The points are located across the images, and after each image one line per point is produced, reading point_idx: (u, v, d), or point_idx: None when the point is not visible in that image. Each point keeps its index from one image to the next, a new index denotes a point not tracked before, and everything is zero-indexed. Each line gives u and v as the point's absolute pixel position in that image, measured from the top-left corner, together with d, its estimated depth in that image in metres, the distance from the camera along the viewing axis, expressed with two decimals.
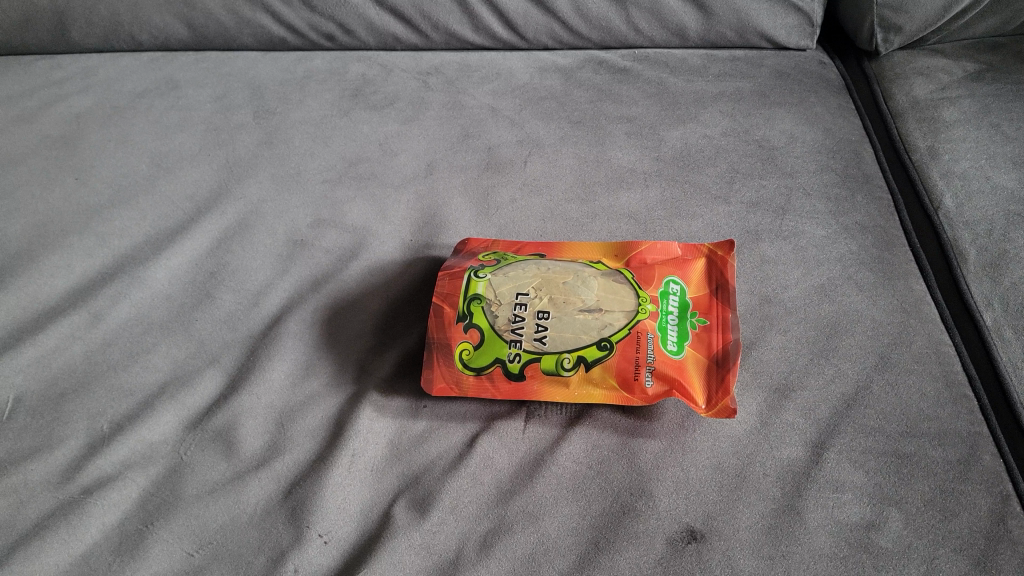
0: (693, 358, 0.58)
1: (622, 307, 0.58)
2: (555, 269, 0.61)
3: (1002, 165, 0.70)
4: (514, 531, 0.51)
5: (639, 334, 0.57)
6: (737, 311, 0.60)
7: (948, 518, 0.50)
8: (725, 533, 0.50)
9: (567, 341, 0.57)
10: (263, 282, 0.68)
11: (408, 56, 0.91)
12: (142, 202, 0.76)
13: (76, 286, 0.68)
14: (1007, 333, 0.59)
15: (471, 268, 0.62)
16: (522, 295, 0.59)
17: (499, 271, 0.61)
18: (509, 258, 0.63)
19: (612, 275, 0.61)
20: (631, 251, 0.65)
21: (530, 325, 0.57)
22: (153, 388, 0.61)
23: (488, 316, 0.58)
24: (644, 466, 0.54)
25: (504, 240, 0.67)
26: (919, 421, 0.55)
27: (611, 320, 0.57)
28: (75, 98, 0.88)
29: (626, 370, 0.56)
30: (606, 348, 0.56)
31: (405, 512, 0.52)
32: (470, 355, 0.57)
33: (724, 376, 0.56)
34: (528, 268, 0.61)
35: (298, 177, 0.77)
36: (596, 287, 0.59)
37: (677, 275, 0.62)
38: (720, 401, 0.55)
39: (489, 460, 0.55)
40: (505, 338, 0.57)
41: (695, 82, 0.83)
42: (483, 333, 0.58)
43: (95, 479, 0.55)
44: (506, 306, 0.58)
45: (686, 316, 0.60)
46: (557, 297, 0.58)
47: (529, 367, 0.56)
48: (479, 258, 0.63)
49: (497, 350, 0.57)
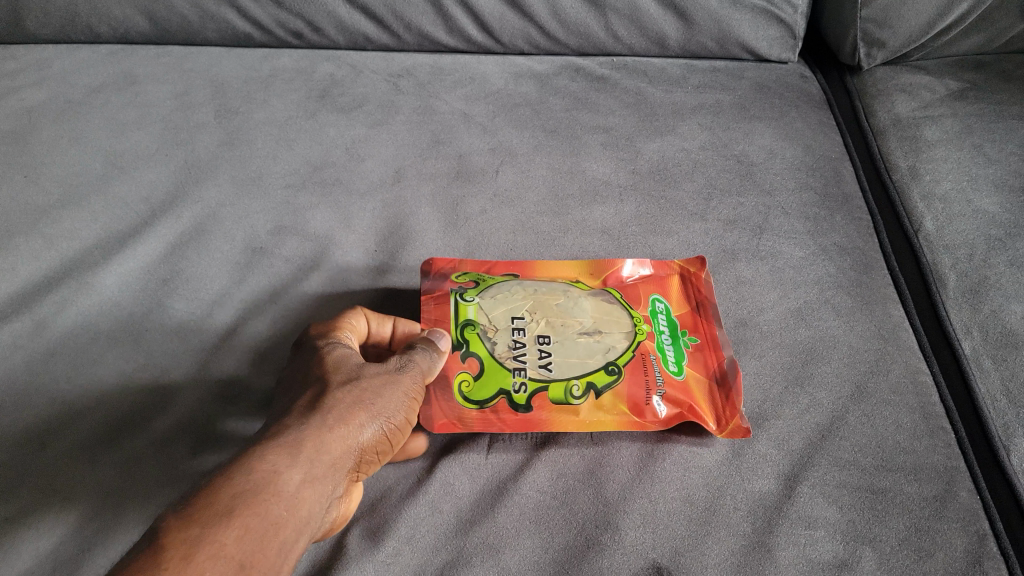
0: (693, 378, 0.58)
1: (620, 328, 0.59)
2: (543, 291, 0.61)
3: (984, 188, 0.69)
4: (473, 565, 0.48)
5: (642, 356, 0.57)
6: (724, 327, 0.60)
7: (923, 558, 0.48)
8: (693, 570, 0.48)
9: (572, 367, 0.56)
10: (219, 291, 0.65)
11: (378, 57, 0.86)
12: (94, 202, 0.72)
13: (19, 292, 0.65)
14: (986, 364, 0.58)
15: (454, 291, 0.61)
16: (517, 320, 0.59)
17: (485, 294, 0.61)
18: (487, 279, 0.62)
19: (600, 293, 0.61)
20: (609, 266, 0.64)
21: (531, 351, 0.57)
22: (95, 401, 0.58)
23: (486, 344, 0.57)
24: (611, 497, 0.52)
25: (473, 257, 0.65)
26: (895, 454, 0.53)
27: (611, 343, 0.58)
28: (28, 91, 0.81)
29: (636, 395, 0.55)
30: (614, 372, 0.56)
31: (359, 542, 0.50)
32: (470, 387, 0.56)
33: (728, 394, 0.56)
34: (514, 290, 0.61)
35: (259, 180, 0.74)
36: (589, 307, 0.60)
37: (659, 292, 0.63)
38: (731, 419, 0.55)
39: (449, 487, 0.52)
40: (508, 367, 0.56)
41: (675, 92, 0.80)
42: (482, 363, 0.57)
43: (30, 502, 0.52)
44: (503, 333, 0.58)
45: (677, 335, 0.60)
46: (554, 320, 0.59)
47: (536, 397, 0.55)
48: (456, 281, 0.62)
49: (501, 380, 0.56)
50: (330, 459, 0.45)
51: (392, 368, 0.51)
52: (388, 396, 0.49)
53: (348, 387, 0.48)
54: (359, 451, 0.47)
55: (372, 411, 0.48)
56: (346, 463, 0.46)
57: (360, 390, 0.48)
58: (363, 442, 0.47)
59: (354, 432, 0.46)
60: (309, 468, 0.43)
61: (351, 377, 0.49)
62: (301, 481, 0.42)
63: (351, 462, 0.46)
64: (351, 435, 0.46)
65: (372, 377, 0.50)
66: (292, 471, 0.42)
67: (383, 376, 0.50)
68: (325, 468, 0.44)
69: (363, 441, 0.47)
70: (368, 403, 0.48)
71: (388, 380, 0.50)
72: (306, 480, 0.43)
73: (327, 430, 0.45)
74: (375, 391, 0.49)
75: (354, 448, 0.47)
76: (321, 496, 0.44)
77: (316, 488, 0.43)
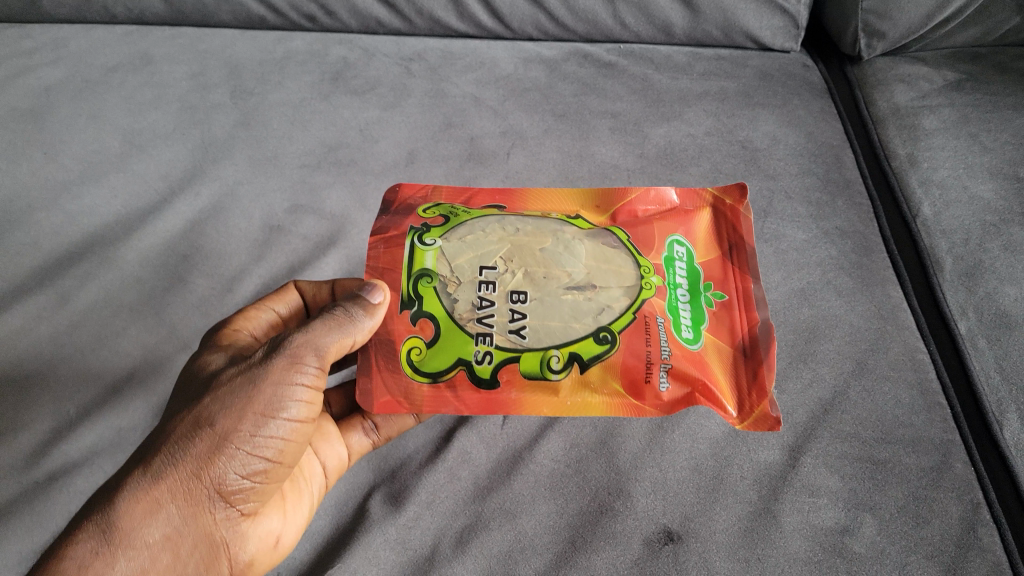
0: (712, 347, 0.53)
1: (618, 283, 0.52)
2: (527, 232, 0.54)
3: (979, 175, 0.71)
4: (490, 528, 0.52)
5: (646, 320, 0.51)
6: (757, 280, 0.56)
7: (921, 524, 0.51)
8: (702, 535, 0.51)
9: (551, 333, 0.50)
10: (239, 267, 0.68)
11: (390, 40, 0.87)
12: (113, 179, 0.73)
13: (43, 265, 0.67)
14: (981, 343, 0.60)
15: (415, 232, 0.54)
16: (488, 270, 0.52)
17: (451, 236, 0.54)
18: (460, 214, 0.56)
19: (602, 238, 0.55)
20: (618, 202, 0.60)
21: (501, 311, 0.51)
22: (122, 373, 0.61)
23: (444, 301, 0.51)
24: (622, 465, 0.55)
25: (448, 190, 0.61)
26: (894, 427, 0.56)
27: (607, 301, 0.51)
28: (45, 70, 0.83)
29: (634, 369, 0.50)
30: (606, 341, 0.50)
31: (381, 506, 0.54)
32: (421, 357, 0.51)
33: (757, 371, 0.52)
34: (490, 230, 0.54)
35: (275, 160, 0.75)
36: (584, 255, 0.53)
37: (682, 233, 0.57)
38: (758, 406, 0.51)
39: (467, 455, 0.56)
40: (469, 333, 0.50)
41: (681, 79, 0.82)
42: (438, 327, 0.51)
43: (61, 466, 0.57)
44: (467, 287, 0.51)
45: (699, 292, 0.55)
46: (535, 270, 0.52)
47: (504, 370, 0.50)
48: (422, 217, 0.56)
49: (461, 349, 0.50)
50: (163, 516, 0.42)
51: (257, 363, 0.46)
52: (241, 404, 0.44)
53: (194, 409, 0.44)
54: (209, 486, 0.43)
55: (215, 436, 0.43)
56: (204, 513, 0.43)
57: (206, 411, 0.44)
58: (212, 475, 0.43)
59: (200, 471, 0.43)
60: (150, 550, 0.41)
61: (205, 393, 0.45)
62: (124, 563, 0.40)
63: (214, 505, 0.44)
64: (212, 477, 0.43)
65: (226, 385, 0.45)
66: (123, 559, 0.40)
67: (241, 378, 0.45)
68: (158, 528, 0.41)
69: (211, 474, 0.43)
70: (212, 426, 0.43)
71: (248, 380, 0.45)
72: (131, 560, 0.40)
73: (158, 483, 0.42)
74: (223, 405, 0.44)
75: (200, 486, 0.43)
76: (159, 564, 0.41)
77: (148, 560, 0.41)
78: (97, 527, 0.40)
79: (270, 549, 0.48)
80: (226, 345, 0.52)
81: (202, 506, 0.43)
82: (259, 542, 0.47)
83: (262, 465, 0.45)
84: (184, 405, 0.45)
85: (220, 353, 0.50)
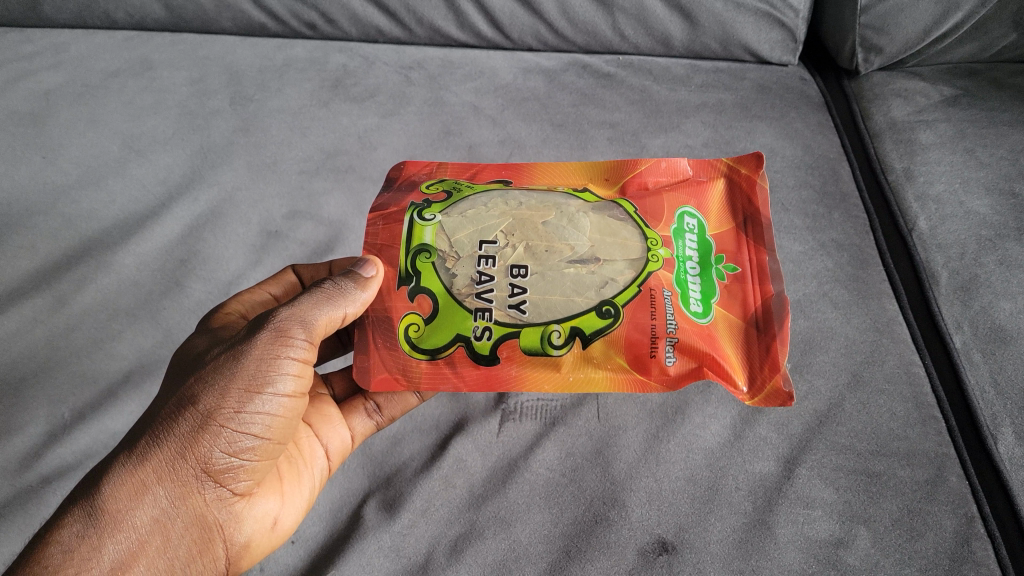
0: (721, 321, 0.50)
1: (624, 255, 0.49)
2: (529, 206, 0.51)
3: (975, 190, 0.71)
4: (485, 537, 0.52)
5: (651, 293, 0.48)
6: (773, 253, 0.52)
7: (915, 537, 0.51)
8: (697, 546, 0.51)
9: (553, 308, 0.47)
10: (236, 272, 0.68)
11: (390, 49, 0.87)
12: (111, 183, 0.73)
13: (40, 269, 0.67)
14: (976, 357, 0.60)
15: (414, 207, 0.52)
16: (488, 244, 0.49)
17: (452, 211, 0.51)
18: (463, 190, 0.53)
19: (607, 211, 0.51)
20: (628, 174, 0.56)
21: (501, 286, 0.48)
22: (117, 377, 0.62)
23: (442, 277, 0.49)
24: (618, 475, 0.55)
25: (453, 165, 0.59)
26: (889, 440, 0.56)
27: (611, 275, 0.48)
28: (45, 74, 0.83)
29: (638, 344, 0.47)
30: (610, 315, 0.47)
31: (375, 513, 0.54)
32: (420, 333, 0.48)
33: (770, 346, 0.49)
34: (492, 205, 0.51)
35: (273, 166, 0.75)
36: (588, 228, 0.50)
37: (693, 204, 0.54)
38: (769, 381, 0.48)
39: (462, 463, 0.56)
40: (468, 308, 0.48)
41: (679, 91, 0.83)
42: (436, 303, 0.48)
43: (54, 469, 0.57)
44: (466, 262, 0.48)
45: (709, 265, 0.51)
46: (537, 244, 0.49)
47: (503, 346, 0.48)
48: (424, 192, 0.54)
49: (458, 324, 0.48)
50: (150, 499, 0.42)
51: (242, 340, 0.45)
52: (226, 381, 0.43)
53: (180, 390, 0.44)
54: (195, 466, 0.43)
55: (199, 415, 0.43)
56: (194, 493, 0.43)
57: (190, 391, 0.43)
58: (197, 454, 0.43)
59: (184, 450, 0.42)
60: (136, 531, 0.41)
61: (191, 374, 0.45)
62: (111, 548, 0.40)
63: (205, 484, 0.44)
64: (198, 455, 0.43)
65: (211, 365, 0.44)
66: (109, 542, 0.40)
67: (227, 354, 0.44)
68: (145, 511, 0.42)
69: (196, 453, 0.43)
70: (196, 405, 0.43)
71: (233, 356, 0.44)
72: (119, 543, 0.40)
73: (143, 466, 0.42)
74: (206, 384, 0.43)
75: (186, 466, 0.43)
76: (148, 548, 0.41)
77: (137, 542, 0.41)
78: (83, 511, 0.40)
79: (267, 530, 0.48)
80: (218, 324, 0.51)
81: (191, 487, 0.43)
82: (255, 523, 0.47)
83: (251, 443, 0.44)
84: (171, 390, 0.45)
85: (208, 335, 0.50)
